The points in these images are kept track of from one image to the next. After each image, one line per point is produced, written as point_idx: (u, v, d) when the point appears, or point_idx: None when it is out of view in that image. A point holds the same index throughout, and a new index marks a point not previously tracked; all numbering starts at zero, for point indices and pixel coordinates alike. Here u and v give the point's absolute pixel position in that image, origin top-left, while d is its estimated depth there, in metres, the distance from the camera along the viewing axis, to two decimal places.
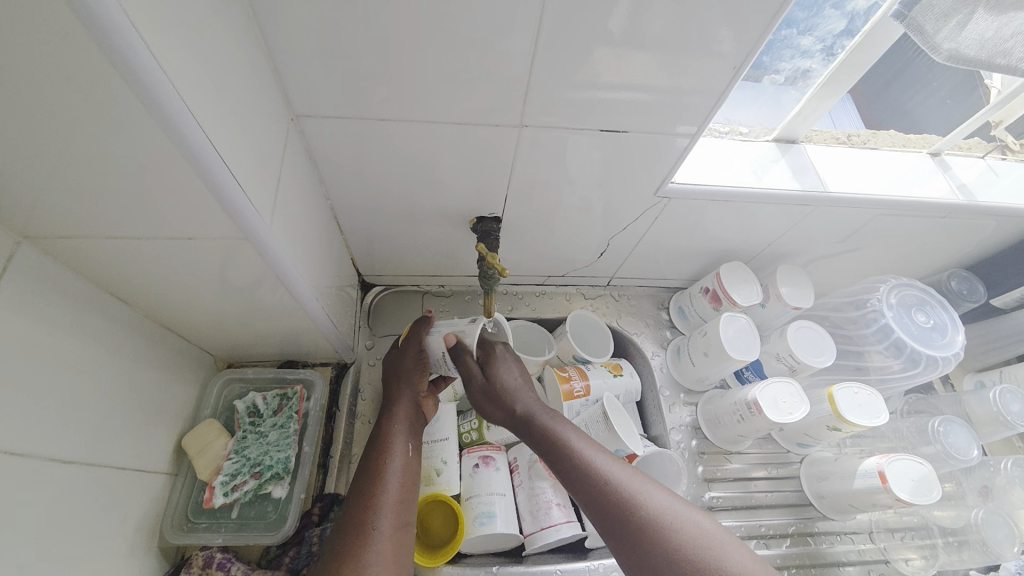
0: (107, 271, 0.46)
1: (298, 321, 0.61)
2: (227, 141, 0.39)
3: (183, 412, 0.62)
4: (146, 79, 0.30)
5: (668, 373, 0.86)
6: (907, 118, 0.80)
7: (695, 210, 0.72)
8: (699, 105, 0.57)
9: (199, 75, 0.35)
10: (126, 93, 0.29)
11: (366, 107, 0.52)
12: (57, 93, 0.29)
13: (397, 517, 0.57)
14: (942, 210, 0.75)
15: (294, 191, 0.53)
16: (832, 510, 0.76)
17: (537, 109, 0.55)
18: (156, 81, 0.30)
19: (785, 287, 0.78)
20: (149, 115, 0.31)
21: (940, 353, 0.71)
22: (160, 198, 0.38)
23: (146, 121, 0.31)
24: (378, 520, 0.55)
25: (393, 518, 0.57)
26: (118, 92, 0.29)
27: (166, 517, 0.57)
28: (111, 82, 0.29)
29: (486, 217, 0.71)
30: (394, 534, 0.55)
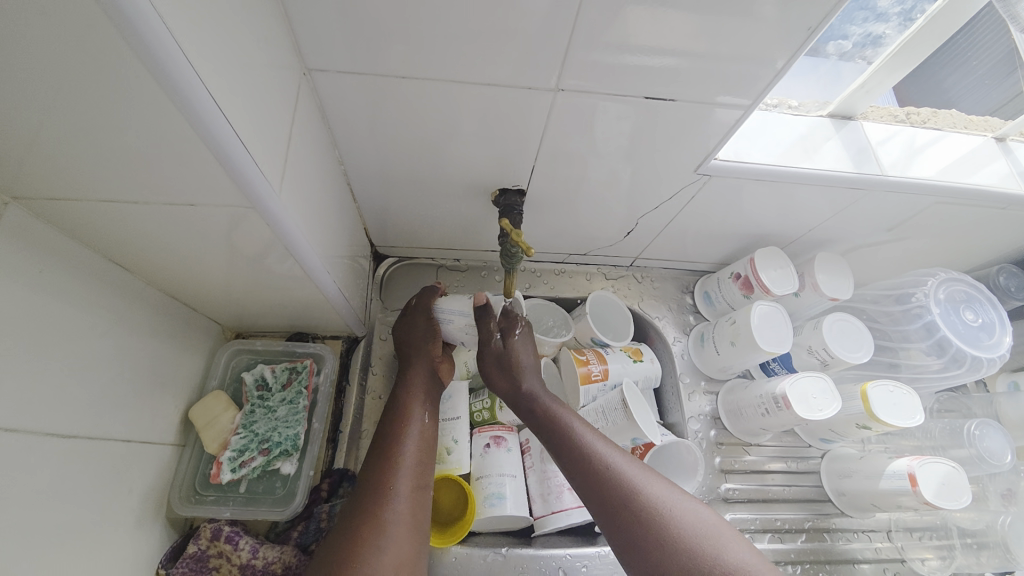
0: (104, 237, 0.43)
1: (308, 294, 0.58)
2: (231, 96, 0.34)
3: (190, 383, 0.60)
4: (130, 12, 0.25)
5: (690, 360, 0.83)
6: (973, 96, 0.72)
7: (735, 190, 0.67)
8: (755, 73, 0.50)
9: (198, 17, 0.31)
10: (105, 29, 0.25)
11: (385, 63, 0.47)
12: (30, 33, 0.25)
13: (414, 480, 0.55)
14: (1004, 201, 0.69)
15: (305, 155, 0.49)
16: (852, 507, 0.74)
17: (573, 71, 0.49)
18: (141, 16, 0.25)
19: (823, 276, 0.74)
20: (134, 59, 0.26)
21: (985, 354, 0.67)
22: (156, 161, 0.34)
23: (135, 69, 0.27)
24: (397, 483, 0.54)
25: (411, 482, 0.55)
26: (97, 28, 0.25)
27: (173, 489, 0.56)
28: (87, 15, 0.24)
29: (509, 190, 0.66)
30: (411, 497, 0.54)
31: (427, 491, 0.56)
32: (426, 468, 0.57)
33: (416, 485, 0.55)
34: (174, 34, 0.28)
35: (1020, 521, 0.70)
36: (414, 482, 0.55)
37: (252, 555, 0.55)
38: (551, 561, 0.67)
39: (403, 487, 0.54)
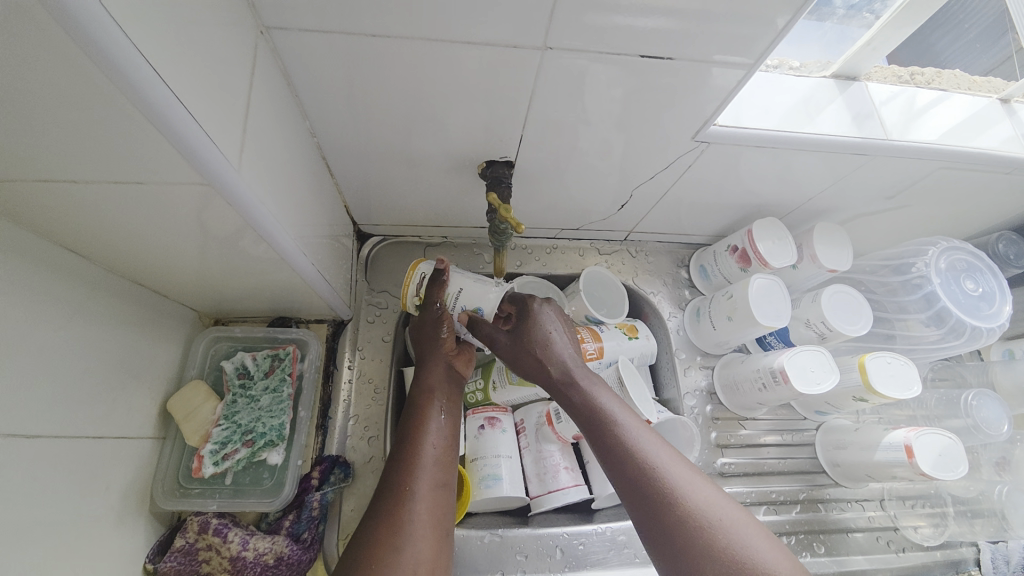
0: (51, 222, 0.39)
1: (286, 278, 0.55)
2: (170, 57, 0.30)
3: (166, 374, 0.58)
4: None
5: (685, 335, 0.82)
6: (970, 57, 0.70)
7: (733, 158, 0.64)
8: (758, 31, 0.47)
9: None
10: None
11: (355, 19, 0.42)
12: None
13: (435, 479, 0.53)
14: (1008, 165, 0.67)
15: (270, 126, 0.45)
16: (846, 477, 0.75)
17: (564, 27, 0.45)
18: None
19: (821, 247, 0.72)
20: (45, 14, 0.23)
21: (983, 324, 0.66)
22: (90, 133, 0.30)
23: (38, 19, 0.23)
24: (417, 485, 0.51)
25: (430, 483, 0.52)
26: None
27: (156, 483, 0.54)
28: None
29: (497, 161, 0.62)
30: (432, 495, 0.51)
31: (450, 490, 0.53)
32: (448, 467, 0.55)
33: (436, 484, 0.52)
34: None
35: (1017, 490, 0.73)
36: (434, 481, 0.52)
37: (243, 547, 0.54)
38: (548, 540, 0.67)
39: (423, 486, 0.51)
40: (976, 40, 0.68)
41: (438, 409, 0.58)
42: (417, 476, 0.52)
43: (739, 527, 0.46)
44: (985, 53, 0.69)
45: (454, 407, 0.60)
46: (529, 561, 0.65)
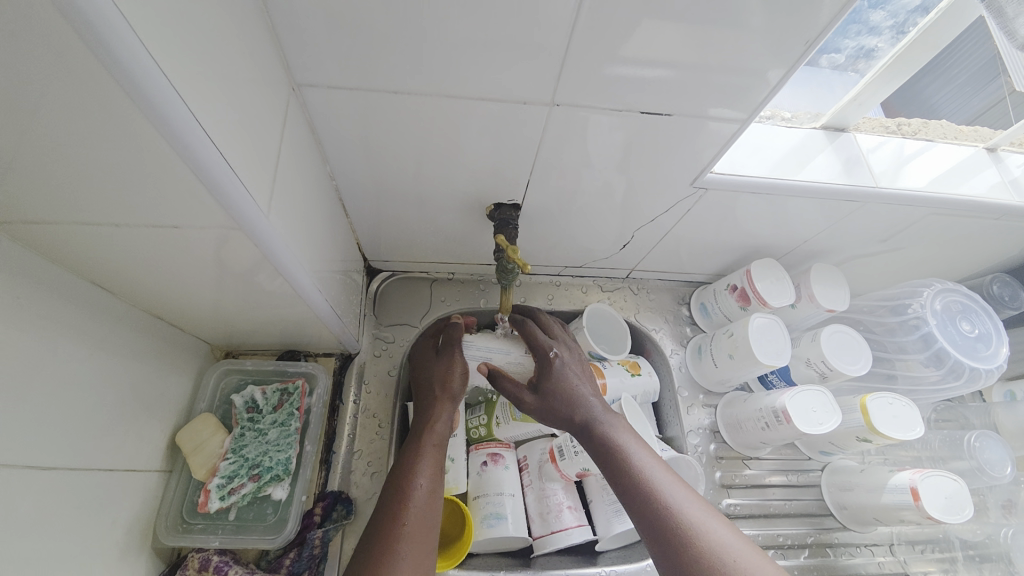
0: (87, 260, 0.41)
1: (299, 311, 0.57)
2: (216, 120, 0.33)
3: (177, 406, 0.58)
4: (117, 47, 0.25)
5: (688, 372, 0.83)
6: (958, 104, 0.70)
7: (729, 203, 0.67)
8: (749, 90, 0.51)
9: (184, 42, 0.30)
10: (90, 63, 0.24)
11: (377, 78, 0.46)
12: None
13: (423, 527, 0.51)
14: (997, 212, 0.69)
15: (295, 172, 0.48)
16: (854, 521, 0.73)
17: (568, 85, 0.49)
18: (126, 48, 0.25)
19: (818, 287, 0.73)
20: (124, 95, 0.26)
21: (982, 366, 0.66)
22: (138, 184, 0.33)
23: (116, 95, 0.26)
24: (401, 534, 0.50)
25: (416, 534, 0.50)
26: (81, 63, 0.24)
27: (160, 517, 0.54)
28: (75, 51, 0.24)
29: (504, 204, 0.65)
30: (418, 547, 0.50)
31: (431, 541, 0.51)
32: (433, 513, 0.53)
33: (424, 534, 0.51)
34: (158, 62, 0.27)
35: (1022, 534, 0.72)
36: (421, 531, 0.51)
37: None
38: None
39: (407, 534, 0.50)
40: (968, 82, 0.66)
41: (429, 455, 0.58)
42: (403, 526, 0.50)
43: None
44: (977, 95, 0.68)
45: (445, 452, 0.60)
46: None
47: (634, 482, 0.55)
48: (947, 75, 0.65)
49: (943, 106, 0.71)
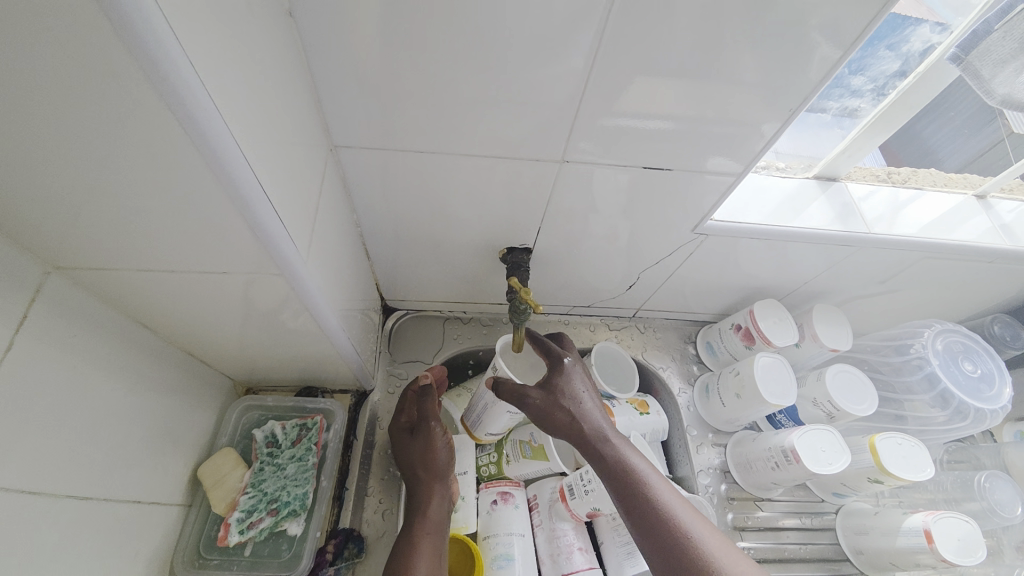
0: (136, 302, 0.45)
1: (322, 348, 0.60)
2: (271, 180, 0.38)
3: (200, 441, 0.60)
4: (208, 133, 0.29)
5: (696, 411, 0.83)
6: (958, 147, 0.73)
7: (729, 247, 0.70)
8: (743, 145, 0.56)
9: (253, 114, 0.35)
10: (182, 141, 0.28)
11: (406, 137, 0.51)
12: (95, 127, 0.27)
13: None
14: (990, 256, 0.72)
15: (327, 219, 0.52)
16: (871, 567, 0.72)
17: (577, 142, 0.53)
18: (215, 132, 0.29)
19: (821, 327, 0.76)
20: (203, 163, 0.30)
21: (987, 406, 0.67)
22: (198, 236, 0.36)
23: (199, 165, 0.30)
24: None
25: None
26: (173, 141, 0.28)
27: (177, 552, 0.55)
28: (173, 133, 0.28)
29: (516, 247, 0.69)
30: None
31: None
32: None
33: None
34: (236, 137, 0.32)
35: None
36: None
37: None
38: None
39: None
40: (964, 125, 0.69)
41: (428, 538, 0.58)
42: None
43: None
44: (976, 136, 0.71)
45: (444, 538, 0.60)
46: None
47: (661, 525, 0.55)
48: (943, 118, 0.68)
49: (941, 149, 0.74)
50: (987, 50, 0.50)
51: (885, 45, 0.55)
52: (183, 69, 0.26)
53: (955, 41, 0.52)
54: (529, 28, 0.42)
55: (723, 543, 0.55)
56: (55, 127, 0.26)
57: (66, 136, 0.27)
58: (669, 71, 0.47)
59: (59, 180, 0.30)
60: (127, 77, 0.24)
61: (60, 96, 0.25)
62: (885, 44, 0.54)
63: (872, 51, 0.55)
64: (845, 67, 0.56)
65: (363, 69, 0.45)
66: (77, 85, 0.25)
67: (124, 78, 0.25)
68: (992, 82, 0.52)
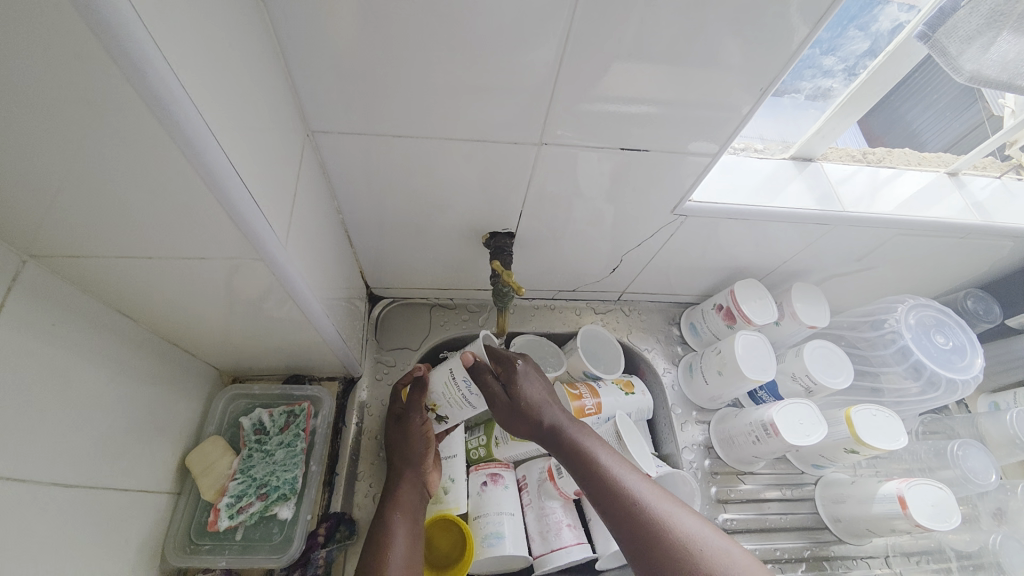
0: (115, 290, 0.44)
1: (307, 336, 0.60)
2: (248, 165, 0.37)
3: (188, 430, 0.60)
4: (179, 115, 0.29)
5: (680, 390, 0.85)
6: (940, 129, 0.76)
7: (710, 228, 0.71)
8: (720, 123, 0.56)
9: (227, 98, 0.34)
10: (151, 124, 0.28)
11: (383, 122, 0.51)
12: (59, 108, 0.26)
13: None
14: (962, 231, 0.73)
15: (307, 205, 0.52)
16: (848, 534, 0.74)
17: (556, 124, 0.54)
18: (185, 112, 0.29)
19: (800, 305, 0.77)
20: (174, 146, 0.30)
21: (958, 376, 0.69)
22: (173, 221, 0.36)
23: (169, 149, 0.30)
24: None
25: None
26: (141, 125, 0.28)
27: (167, 539, 0.55)
28: (140, 116, 0.28)
29: (499, 232, 0.70)
30: None
31: None
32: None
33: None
34: (208, 122, 0.32)
35: (1010, 539, 0.74)
36: None
37: None
38: None
39: None
40: (946, 109, 0.73)
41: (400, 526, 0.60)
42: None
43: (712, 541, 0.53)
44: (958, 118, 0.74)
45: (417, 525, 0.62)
46: None
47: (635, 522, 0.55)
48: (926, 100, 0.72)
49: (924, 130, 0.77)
50: (955, 27, 0.50)
51: (856, 25, 0.56)
52: (149, 48, 0.26)
53: (924, 19, 0.52)
54: (502, 9, 0.42)
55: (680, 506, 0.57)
56: (21, 110, 0.26)
57: (29, 118, 0.27)
58: (644, 52, 0.47)
59: (27, 166, 0.29)
60: (88, 55, 0.24)
61: (20, 78, 0.25)
62: (854, 24, 0.55)
63: (842, 29, 0.55)
64: (815, 48, 0.57)
65: (336, 53, 0.44)
66: (37, 66, 0.24)
67: (86, 58, 0.24)
68: (960, 60, 0.52)
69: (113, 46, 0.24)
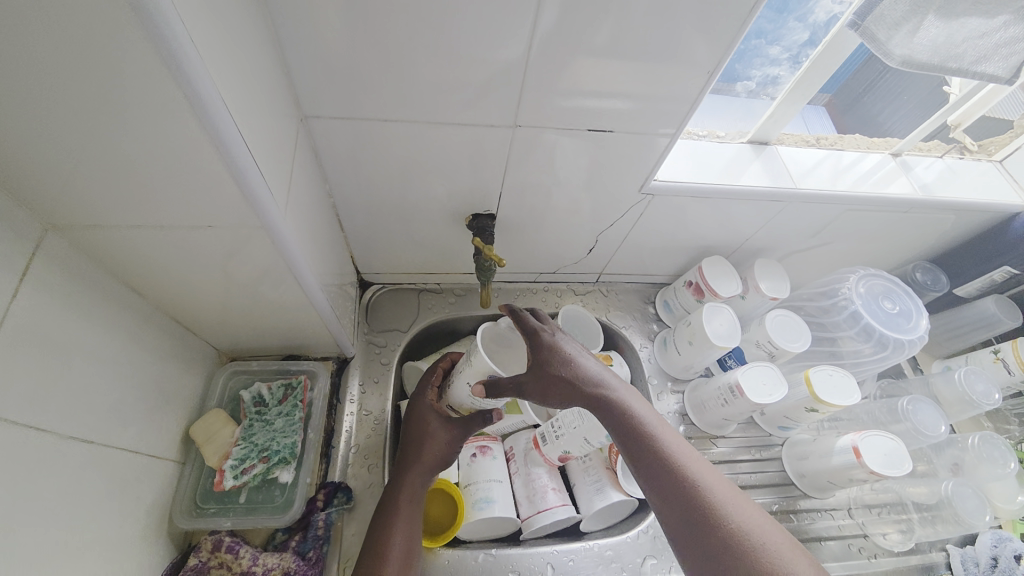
0: (125, 262, 0.48)
1: (302, 312, 0.64)
2: (252, 137, 0.41)
3: (190, 404, 0.64)
4: (195, 81, 0.33)
5: (656, 363, 0.91)
6: (890, 119, 0.85)
7: (677, 207, 0.77)
8: (674, 111, 0.61)
9: (235, 75, 0.39)
10: (171, 88, 0.32)
11: (371, 107, 0.56)
12: (93, 73, 0.30)
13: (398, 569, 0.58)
14: (905, 206, 0.80)
15: (301, 185, 0.56)
16: (813, 488, 0.80)
17: (529, 109, 0.58)
18: (200, 78, 0.33)
19: (763, 280, 0.84)
20: (191, 111, 0.34)
21: (905, 337, 0.75)
22: (185, 187, 0.40)
23: (185, 113, 0.34)
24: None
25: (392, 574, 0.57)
26: (164, 88, 0.32)
27: (175, 503, 0.59)
28: (162, 80, 0.32)
29: (481, 214, 0.74)
30: None
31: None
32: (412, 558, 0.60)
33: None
34: (219, 91, 0.35)
35: (959, 484, 0.78)
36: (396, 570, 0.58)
37: (253, 562, 0.58)
38: (537, 558, 0.71)
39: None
40: (887, 98, 0.81)
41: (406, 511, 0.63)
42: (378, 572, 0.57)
43: (759, 525, 0.53)
44: (901, 108, 0.82)
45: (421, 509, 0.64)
46: None
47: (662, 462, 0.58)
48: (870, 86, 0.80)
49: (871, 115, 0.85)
50: (883, 15, 0.56)
51: (794, 17, 0.63)
52: (173, 20, 0.30)
53: (854, 10, 0.58)
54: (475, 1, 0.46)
55: (729, 489, 0.57)
56: (61, 77, 0.30)
57: (64, 83, 0.31)
58: (606, 43, 0.52)
59: (60, 131, 0.33)
60: (122, 23, 0.28)
61: (62, 43, 0.29)
62: (793, 16, 0.63)
63: (782, 21, 0.63)
64: (760, 38, 0.65)
65: (327, 42, 0.49)
66: (78, 35, 0.28)
67: (118, 25, 0.28)
68: (890, 45, 0.58)
69: (142, 15, 0.28)
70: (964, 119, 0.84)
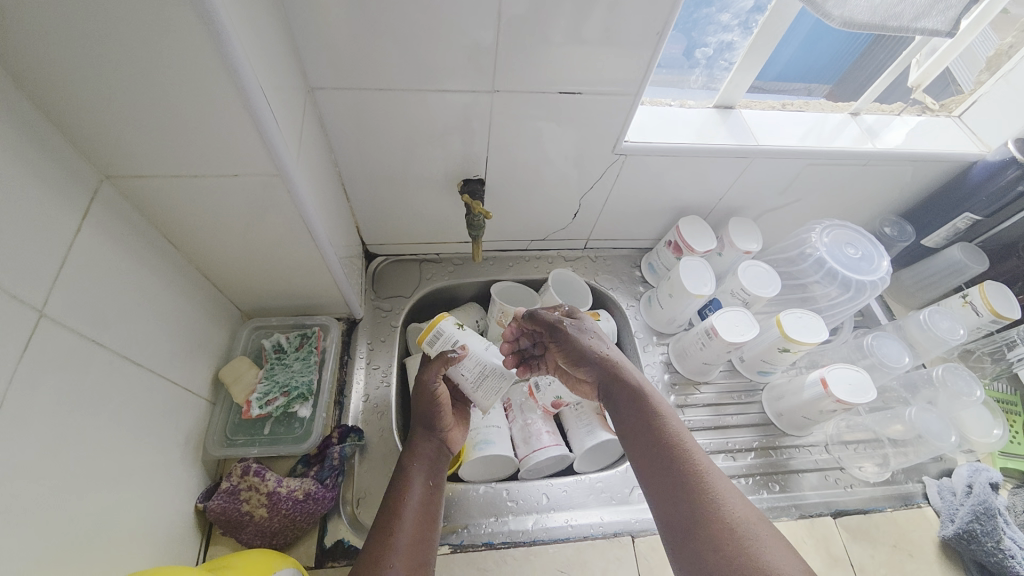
0: (165, 214, 0.56)
1: (313, 271, 0.71)
2: (269, 94, 0.49)
3: (219, 354, 0.72)
4: (223, 37, 0.40)
5: (643, 320, 0.98)
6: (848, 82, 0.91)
7: (651, 169, 0.84)
8: (634, 74, 0.67)
9: (254, 40, 0.46)
10: (205, 43, 0.40)
11: (367, 78, 0.64)
12: (145, 32, 0.38)
13: (416, 531, 0.59)
14: (862, 158, 0.86)
15: (311, 149, 0.64)
16: (792, 426, 0.86)
17: (506, 76, 0.66)
18: (226, 35, 0.40)
19: (735, 235, 0.90)
20: (220, 63, 0.41)
21: (867, 278, 0.82)
22: (215, 137, 0.48)
23: (215, 65, 0.41)
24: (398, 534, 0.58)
25: (412, 532, 0.59)
26: (199, 43, 0.40)
27: (209, 434, 0.68)
28: (198, 35, 0.39)
29: (471, 179, 0.81)
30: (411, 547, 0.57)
31: (427, 541, 0.59)
32: (429, 518, 0.61)
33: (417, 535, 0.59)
34: (242, 48, 0.43)
35: (922, 410, 0.81)
36: (415, 528, 0.59)
37: (277, 484, 0.64)
38: (534, 489, 0.78)
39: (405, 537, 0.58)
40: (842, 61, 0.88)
41: (419, 480, 0.64)
42: (399, 525, 0.59)
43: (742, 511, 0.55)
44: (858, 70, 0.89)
45: (437, 480, 0.66)
46: (518, 506, 0.76)
47: (667, 452, 0.61)
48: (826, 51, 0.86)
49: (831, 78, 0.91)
50: None
51: None
52: None
53: None
54: None
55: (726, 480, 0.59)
56: (121, 36, 0.38)
57: (123, 41, 0.39)
58: (568, 11, 0.58)
59: (119, 84, 0.41)
60: None
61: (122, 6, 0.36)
62: None
63: None
64: (710, 7, 0.72)
65: (327, 20, 0.57)
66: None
67: None
68: (828, 6, 0.64)
69: None
70: (923, 79, 0.89)
